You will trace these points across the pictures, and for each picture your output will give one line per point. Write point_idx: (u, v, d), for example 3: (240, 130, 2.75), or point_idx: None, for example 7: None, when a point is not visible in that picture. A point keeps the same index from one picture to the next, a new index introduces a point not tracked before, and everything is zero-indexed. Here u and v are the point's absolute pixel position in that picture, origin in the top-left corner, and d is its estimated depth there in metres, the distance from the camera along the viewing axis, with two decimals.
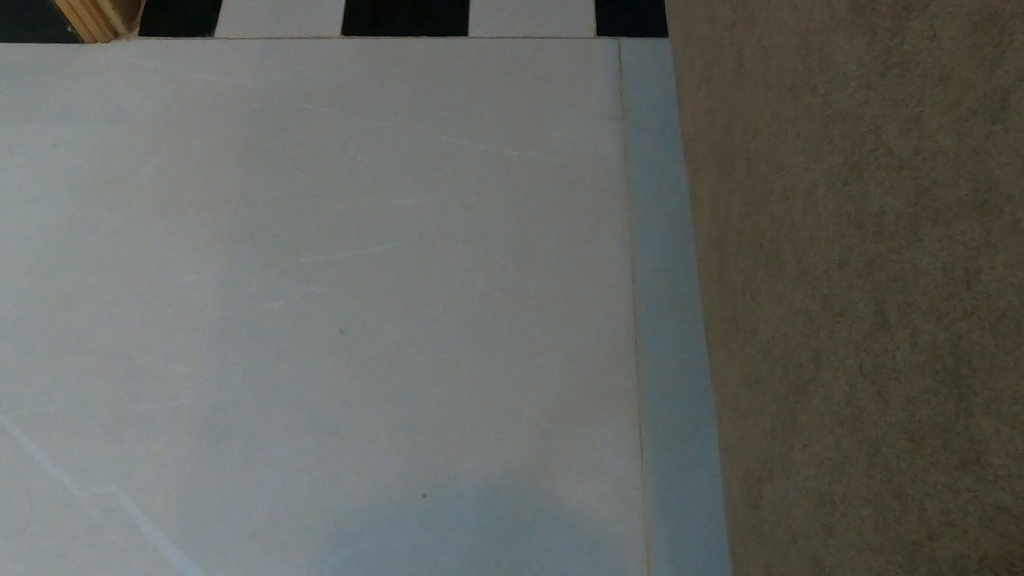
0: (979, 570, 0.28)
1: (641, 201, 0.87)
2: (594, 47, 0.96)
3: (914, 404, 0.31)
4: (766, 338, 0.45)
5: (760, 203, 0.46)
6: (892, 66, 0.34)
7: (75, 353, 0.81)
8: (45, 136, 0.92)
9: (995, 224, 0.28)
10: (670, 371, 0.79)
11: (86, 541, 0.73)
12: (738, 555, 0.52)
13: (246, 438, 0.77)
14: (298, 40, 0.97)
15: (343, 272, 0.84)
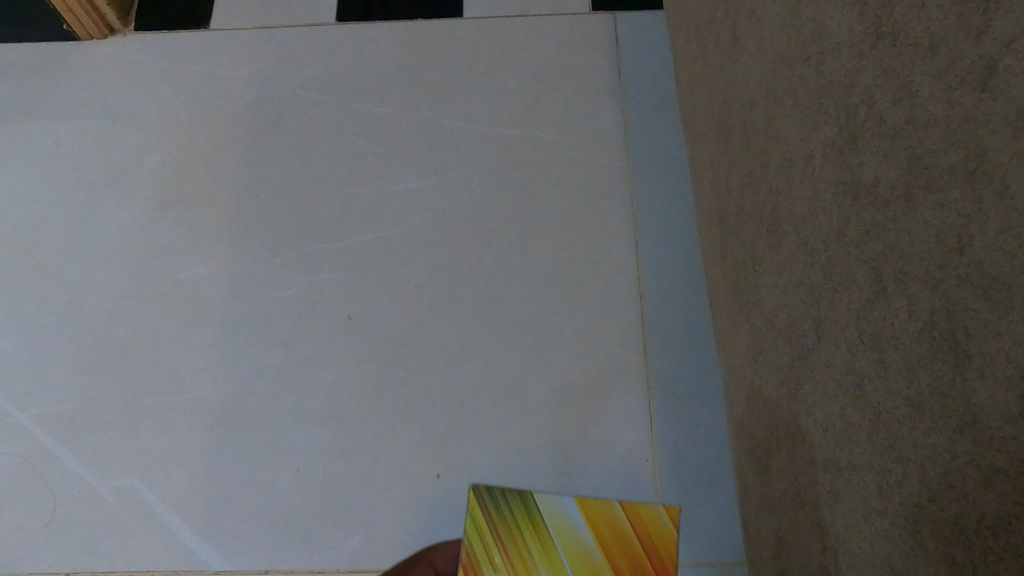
0: (979, 529, 0.29)
1: (643, 176, 0.87)
2: (590, 23, 0.95)
3: (913, 370, 0.32)
4: (769, 309, 0.45)
5: (759, 176, 0.46)
6: (882, 35, 0.34)
7: (86, 349, 0.82)
8: (46, 136, 0.93)
9: (986, 191, 0.28)
10: (677, 344, 0.80)
11: (109, 533, 0.75)
12: (749, 523, 0.53)
13: (261, 425, 0.78)
14: (293, 29, 0.96)
15: (350, 259, 0.85)
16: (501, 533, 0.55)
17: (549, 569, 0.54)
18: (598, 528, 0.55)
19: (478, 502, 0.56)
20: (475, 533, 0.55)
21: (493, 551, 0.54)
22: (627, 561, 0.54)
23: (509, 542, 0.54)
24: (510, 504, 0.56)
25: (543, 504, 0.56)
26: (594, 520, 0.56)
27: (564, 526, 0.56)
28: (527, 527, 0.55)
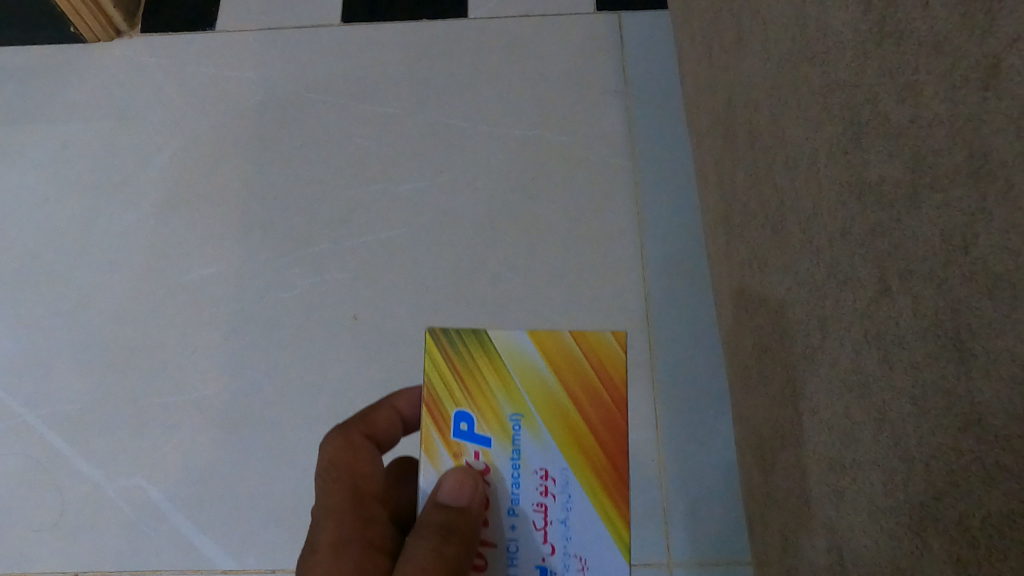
0: (984, 528, 0.29)
1: (647, 176, 0.87)
2: (594, 22, 0.95)
3: (918, 369, 0.32)
4: (774, 308, 0.45)
5: (764, 175, 0.46)
6: (887, 34, 0.34)
7: (94, 349, 0.83)
8: (53, 138, 0.93)
9: (990, 190, 0.29)
10: (682, 344, 0.80)
11: (117, 532, 0.76)
12: (754, 521, 0.53)
13: (267, 425, 0.79)
14: (297, 30, 0.97)
15: (355, 259, 0.85)
16: (452, 371, 0.45)
17: (512, 412, 0.44)
18: (557, 355, 0.45)
19: (431, 341, 0.45)
20: (426, 376, 0.45)
21: (446, 385, 0.45)
22: (590, 381, 0.45)
23: (463, 377, 0.45)
24: (462, 341, 0.46)
25: (497, 338, 0.46)
26: (554, 345, 0.45)
27: (524, 365, 0.45)
28: (485, 365, 0.45)
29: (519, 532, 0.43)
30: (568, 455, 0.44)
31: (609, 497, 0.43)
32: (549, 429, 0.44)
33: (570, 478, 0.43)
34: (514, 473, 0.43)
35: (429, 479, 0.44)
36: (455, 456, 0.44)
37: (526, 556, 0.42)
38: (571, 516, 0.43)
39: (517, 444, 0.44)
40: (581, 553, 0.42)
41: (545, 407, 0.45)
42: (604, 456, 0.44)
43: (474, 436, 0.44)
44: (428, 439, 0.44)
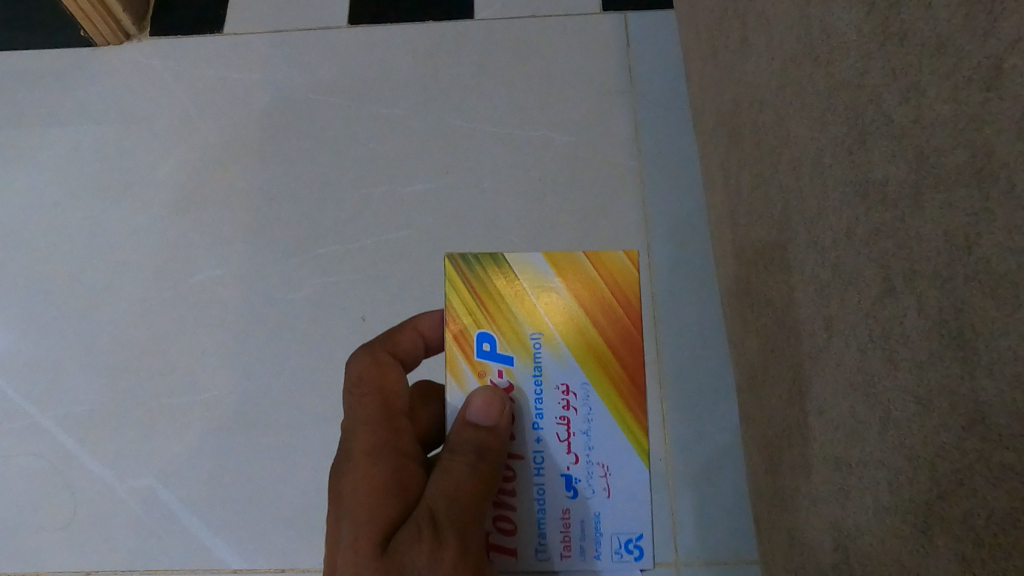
0: (989, 526, 0.29)
1: (654, 176, 0.87)
2: (600, 22, 0.95)
3: (922, 368, 0.32)
4: (780, 307, 0.45)
5: (769, 175, 0.46)
6: (891, 35, 0.34)
7: (105, 350, 0.84)
8: (64, 141, 0.94)
9: (993, 190, 0.29)
10: (690, 343, 0.80)
11: (129, 532, 0.77)
12: (761, 520, 0.53)
13: (276, 426, 0.79)
14: (304, 32, 0.97)
15: (363, 260, 0.85)
16: (474, 298, 0.49)
17: (533, 331, 0.49)
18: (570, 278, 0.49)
19: (453, 269, 0.50)
20: (451, 302, 0.49)
21: (471, 310, 0.49)
22: (605, 300, 0.49)
23: (485, 301, 0.49)
24: (483, 267, 0.50)
25: (515, 264, 0.50)
26: (570, 267, 0.50)
27: (543, 288, 0.50)
28: (505, 291, 0.49)
29: (544, 442, 0.48)
30: (587, 370, 0.48)
31: (626, 403, 0.48)
32: (569, 347, 0.49)
33: (590, 391, 0.48)
34: (537, 388, 0.48)
35: (457, 396, 0.49)
36: (481, 375, 0.49)
37: (551, 464, 0.48)
38: (592, 424, 0.48)
39: (539, 362, 0.49)
40: (601, 458, 0.48)
41: (563, 325, 0.49)
42: (619, 368, 0.49)
43: (499, 356, 0.49)
44: (456, 361, 0.49)
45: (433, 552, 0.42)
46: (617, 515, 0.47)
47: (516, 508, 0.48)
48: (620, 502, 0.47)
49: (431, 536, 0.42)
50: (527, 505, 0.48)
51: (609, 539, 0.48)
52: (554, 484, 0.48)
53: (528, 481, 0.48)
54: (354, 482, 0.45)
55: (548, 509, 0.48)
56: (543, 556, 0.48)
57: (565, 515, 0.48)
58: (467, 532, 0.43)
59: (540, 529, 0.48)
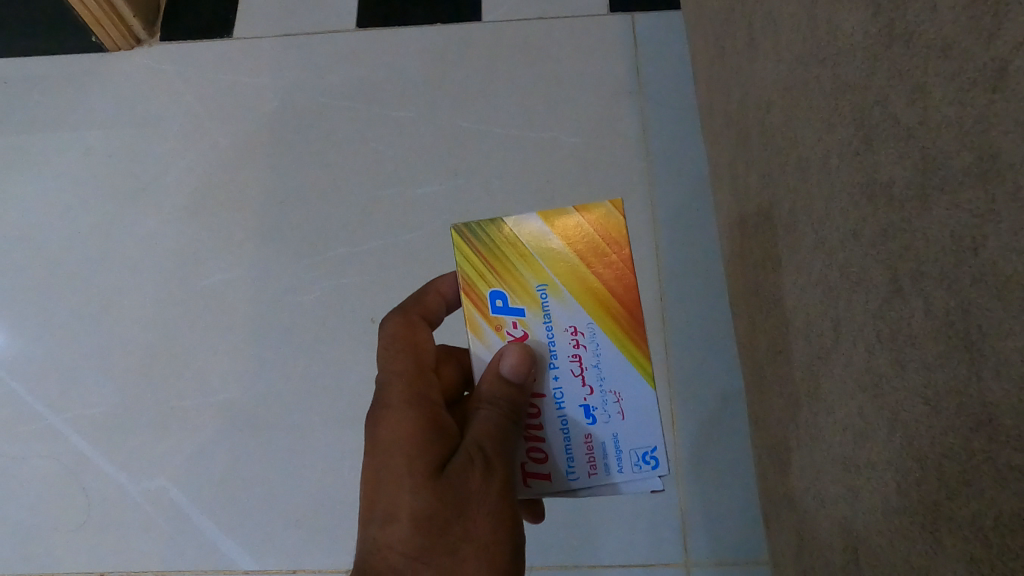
0: (997, 528, 0.29)
1: (662, 177, 0.87)
2: (608, 23, 0.95)
3: (930, 369, 0.32)
4: (787, 308, 0.45)
5: (776, 176, 0.46)
6: (896, 37, 0.34)
7: (117, 353, 0.84)
8: (76, 146, 0.95)
9: (998, 192, 0.29)
10: (698, 344, 0.80)
11: (142, 533, 0.77)
12: (769, 520, 0.53)
13: (287, 427, 0.80)
14: (313, 35, 0.97)
15: (372, 262, 0.86)
16: (482, 261, 0.51)
17: (538, 284, 0.50)
18: (567, 232, 0.51)
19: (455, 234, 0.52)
20: (461, 269, 0.51)
21: (478, 272, 0.51)
22: (598, 251, 0.51)
23: (492, 262, 0.51)
24: (483, 231, 0.51)
25: (513, 224, 0.51)
26: (562, 223, 0.51)
27: (540, 245, 0.51)
28: (507, 251, 0.51)
29: (561, 378, 0.50)
30: (591, 313, 0.50)
31: (634, 343, 0.50)
32: (572, 295, 0.50)
33: (597, 331, 0.50)
34: (549, 333, 0.50)
35: (479, 350, 0.51)
36: (498, 329, 0.51)
37: (569, 394, 0.50)
38: (602, 358, 0.50)
39: (548, 311, 0.50)
40: (614, 386, 0.50)
41: (566, 277, 0.50)
42: (621, 310, 0.50)
43: (512, 310, 0.51)
44: (472, 319, 0.51)
45: (483, 482, 0.44)
46: (634, 433, 0.49)
47: (543, 439, 0.50)
48: (637, 423, 0.49)
49: (482, 466, 0.45)
50: (553, 435, 0.50)
51: (631, 459, 0.49)
52: (574, 413, 0.50)
53: (551, 413, 0.50)
54: (396, 424, 0.47)
55: (572, 435, 0.49)
56: (572, 479, 0.49)
57: (588, 440, 0.49)
58: (510, 465, 0.46)
59: (568, 456, 0.49)
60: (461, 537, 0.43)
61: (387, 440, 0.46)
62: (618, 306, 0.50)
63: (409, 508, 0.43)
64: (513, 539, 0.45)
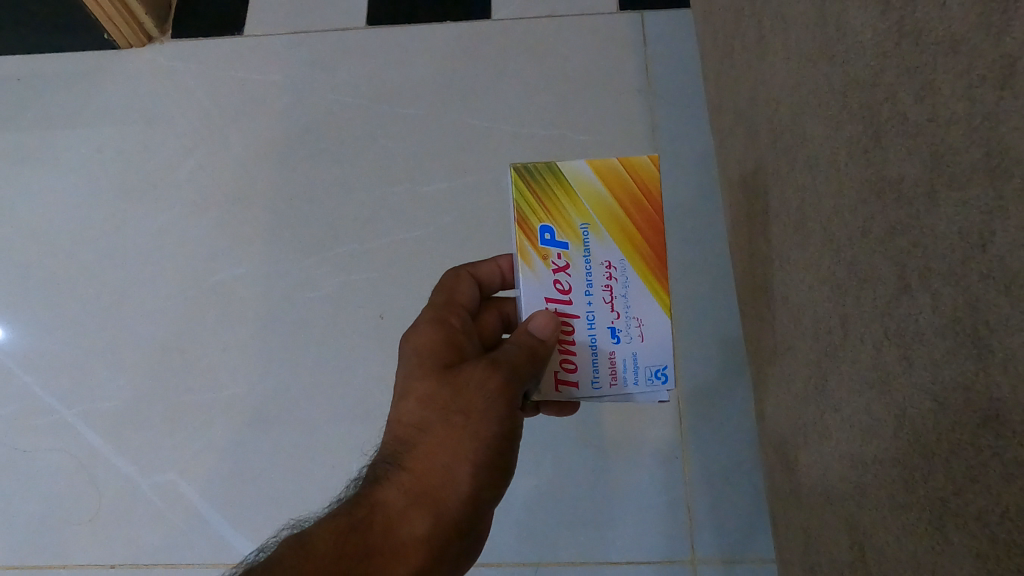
0: (1003, 523, 0.29)
1: (671, 175, 0.87)
2: (618, 21, 0.95)
3: (937, 365, 0.32)
4: (796, 306, 0.45)
5: (785, 173, 0.46)
6: (906, 34, 0.34)
7: (128, 348, 0.85)
8: (87, 143, 0.96)
9: (1006, 189, 0.29)
10: (706, 342, 0.80)
11: (151, 527, 0.78)
12: (777, 517, 0.53)
13: (295, 424, 0.80)
14: (322, 33, 0.98)
15: (380, 259, 0.86)
16: (534, 197, 0.53)
17: (582, 222, 0.53)
18: (612, 181, 0.53)
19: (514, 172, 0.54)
20: (516, 200, 0.53)
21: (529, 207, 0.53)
22: (635, 197, 0.53)
23: (542, 199, 0.53)
24: (537, 171, 0.54)
25: (566, 167, 0.54)
26: (607, 168, 0.54)
27: (586, 188, 0.53)
28: (557, 189, 0.53)
29: (594, 303, 0.53)
30: (625, 251, 0.53)
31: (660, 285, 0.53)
32: (610, 234, 0.53)
33: (628, 267, 0.53)
34: (587, 266, 0.53)
35: (525, 275, 0.53)
36: (545, 258, 0.53)
37: (599, 318, 0.53)
38: (630, 288, 0.53)
39: (588, 247, 0.53)
40: (638, 313, 0.53)
41: (606, 219, 0.53)
42: (651, 249, 0.53)
43: (558, 243, 0.53)
44: (519, 248, 0.53)
45: (486, 382, 0.51)
46: (651, 352, 0.53)
47: (573, 353, 0.53)
48: (656, 344, 0.53)
49: (487, 367, 0.51)
50: (582, 350, 0.53)
51: (647, 375, 0.53)
52: (602, 334, 0.53)
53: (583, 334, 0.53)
54: (422, 335, 0.54)
55: (597, 351, 0.53)
56: (595, 389, 0.53)
57: (612, 356, 0.53)
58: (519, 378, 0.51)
59: (592, 368, 0.53)
60: (456, 415, 0.51)
61: (413, 344, 0.54)
62: (649, 250, 0.53)
63: (418, 389, 0.52)
64: (507, 424, 0.51)
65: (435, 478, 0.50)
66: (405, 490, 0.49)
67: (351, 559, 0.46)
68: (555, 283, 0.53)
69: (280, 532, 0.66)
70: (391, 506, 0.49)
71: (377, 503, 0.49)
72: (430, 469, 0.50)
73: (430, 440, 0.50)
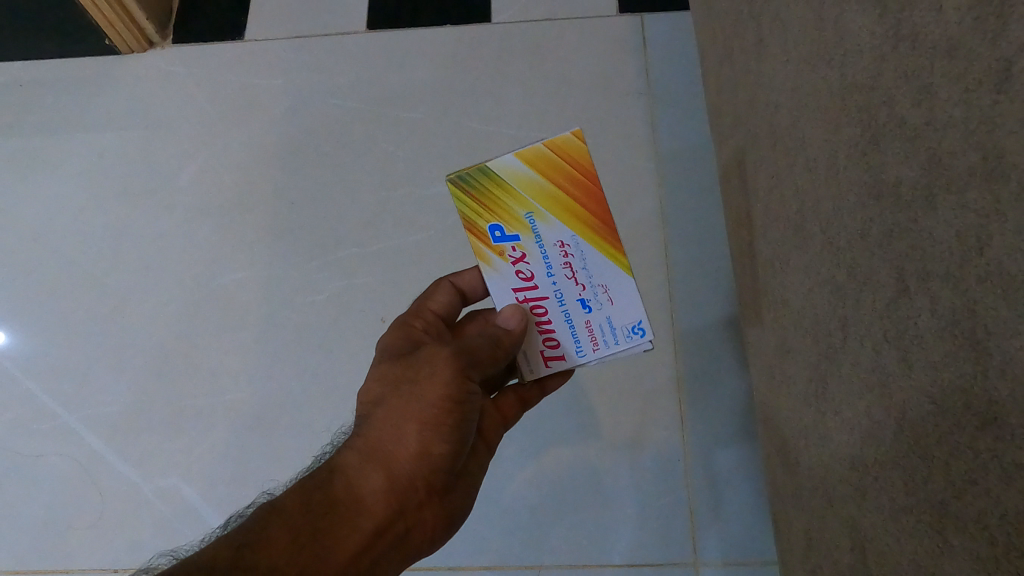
0: (1003, 526, 0.29)
1: (672, 177, 0.87)
2: (618, 24, 0.96)
3: (935, 368, 0.32)
4: (795, 308, 0.46)
5: (784, 176, 0.46)
6: (902, 38, 0.34)
7: (130, 352, 0.85)
8: (90, 148, 0.96)
9: (1002, 192, 0.29)
10: (707, 345, 0.80)
11: (154, 531, 0.78)
12: (778, 519, 0.53)
13: (298, 426, 0.80)
14: (323, 37, 0.98)
15: (382, 263, 0.86)
16: (475, 202, 0.57)
17: (525, 212, 0.56)
18: (543, 168, 0.56)
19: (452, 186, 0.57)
20: (460, 210, 0.57)
21: (473, 212, 0.57)
22: (569, 174, 0.56)
23: (484, 201, 0.57)
24: (472, 180, 0.57)
25: (496, 167, 0.57)
26: (535, 155, 0.56)
27: (521, 180, 0.56)
28: (494, 188, 0.57)
29: (557, 280, 0.56)
30: (574, 228, 0.56)
31: (615, 252, 0.56)
32: (555, 215, 0.56)
33: (580, 241, 0.56)
34: (542, 250, 0.56)
35: (488, 275, 0.57)
36: (501, 254, 0.56)
37: (567, 293, 0.56)
38: (588, 259, 0.56)
39: (537, 233, 0.56)
40: (602, 280, 0.55)
41: (546, 203, 0.56)
42: (597, 221, 0.56)
43: (509, 238, 0.56)
44: (477, 250, 0.57)
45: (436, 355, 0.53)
46: (623, 311, 0.55)
47: (551, 329, 0.56)
48: (625, 304, 0.55)
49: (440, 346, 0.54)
50: (559, 324, 0.56)
51: (625, 332, 0.55)
52: (573, 307, 0.56)
53: (556, 310, 0.56)
54: (392, 333, 0.59)
55: (573, 324, 0.56)
56: (581, 357, 0.56)
57: (588, 324, 0.56)
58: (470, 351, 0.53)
59: (574, 338, 0.56)
60: (408, 383, 0.53)
61: (383, 340, 0.59)
62: (594, 222, 0.56)
63: (378, 370, 0.55)
64: (459, 388, 0.52)
65: (386, 441, 0.52)
66: (360, 451, 0.52)
67: (301, 509, 0.49)
68: (517, 273, 0.56)
69: (254, 503, 0.66)
70: (348, 466, 0.51)
71: (336, 465, 0.51)
72: (383, 435, 0.52)
73: (384, 408, 0.53)
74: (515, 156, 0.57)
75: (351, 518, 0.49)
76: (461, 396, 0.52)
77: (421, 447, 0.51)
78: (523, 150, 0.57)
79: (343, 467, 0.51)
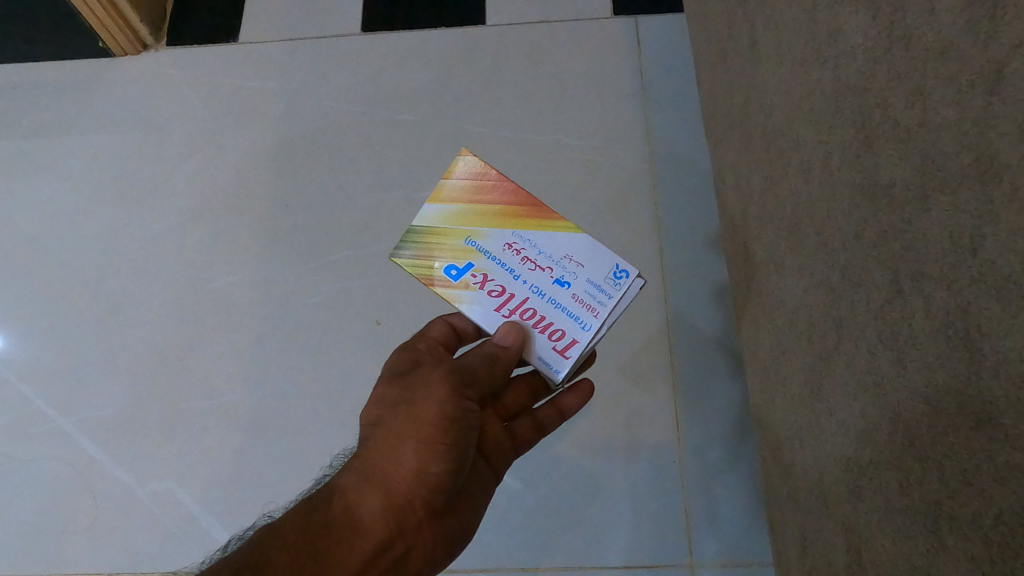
0: (997, 527, 0.29)
1: (666, 179, 0.88)
2: (612, 26, 0.96)
3: (929, 368, 0.32)
4: (790, 310, 0.46)
5: (778, 177, 0.46)
6: (896, 40, 0.34)
7: (124, 356, 0.85)
8: (83, 151, 0.96)
9: (995, 193, 0.29)
10: (702, 346, 0.80)
11: (148, 534, 0.77)
12: (773, 520, 0.53)
13: (293, 429, 0.80)
14: (317, 40, 0.98)
15: (376, 265, 0.86)
16: (421, 259, 0.60)
17: (465, 239, 0.60)
18: (457, 198, 0.61)
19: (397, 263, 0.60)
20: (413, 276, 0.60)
21: (424, 269, 0.60)
22: (480, 193, 0.61)
23: (429, 253, 0.60)
24: (408, 247, 0.60)
25: (420, 224, 0.61)
26: (444, 195, 0.62)
27: (445, 217, 0.61)
28: (431, 238, 0.60)
29: (525, 277, 0.58)
30: (512, 229, 0.60)
31: (557, 227, 0.60)
32: (489, 227, 0.60)
33: (522, 234, 0.60)
34: (496, 261, 0.59)
35: (467, 312, 0.58)
36: (467, 288, 0.59)
37: (541, 283, 0.58)
38: (538, 244, 0.59)
39: (484, 250, 0.59)
40: (562, 254, 0.59)
41: (476, 220, 0.60)
42: (526, 213, 0.60)
43: (466, 270, 0.59)
44: (445, 297, 0.59)
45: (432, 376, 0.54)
46: (595, 269, 0.58)
47: (548, 322, 0.57)
48: (592, 262, 0.59)
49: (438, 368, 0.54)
50: (552, 313, 0.57)
51: (609, 283, 0.58)
52: (553, 291, 0.58)
53: (542, 303, 0.58)
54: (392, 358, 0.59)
55: (563, 304, 0.58)
56: (588, 330, 0.57)
57: (575, 297, 0.58)
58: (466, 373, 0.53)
59: (572, 318, 0.57)
60: (403, 404, 0.53)
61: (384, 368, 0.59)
62: (525, 213, 0.60)
63: (378, 394, 0.56)
64: (454, 406, 0.52)
65: (382, 462, 0.52)
66: (357, 472, 0.52)
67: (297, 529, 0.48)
68: (490, 294, 0.58)
69: (254, 527, 0.67)
70: (345, 488, 0.51)
71: (334, 487, 0.52)
72: (380, 455, 0.52)
73: (381, 429, 0.53)
74: (429, 205, 0.61)
75: (350, 538, 0.49)
76: (457, 414, 0.52)
77: (417, 466, 0.51)
78: (433, 198, 0.62)
79: (341, 487, 0.51)
